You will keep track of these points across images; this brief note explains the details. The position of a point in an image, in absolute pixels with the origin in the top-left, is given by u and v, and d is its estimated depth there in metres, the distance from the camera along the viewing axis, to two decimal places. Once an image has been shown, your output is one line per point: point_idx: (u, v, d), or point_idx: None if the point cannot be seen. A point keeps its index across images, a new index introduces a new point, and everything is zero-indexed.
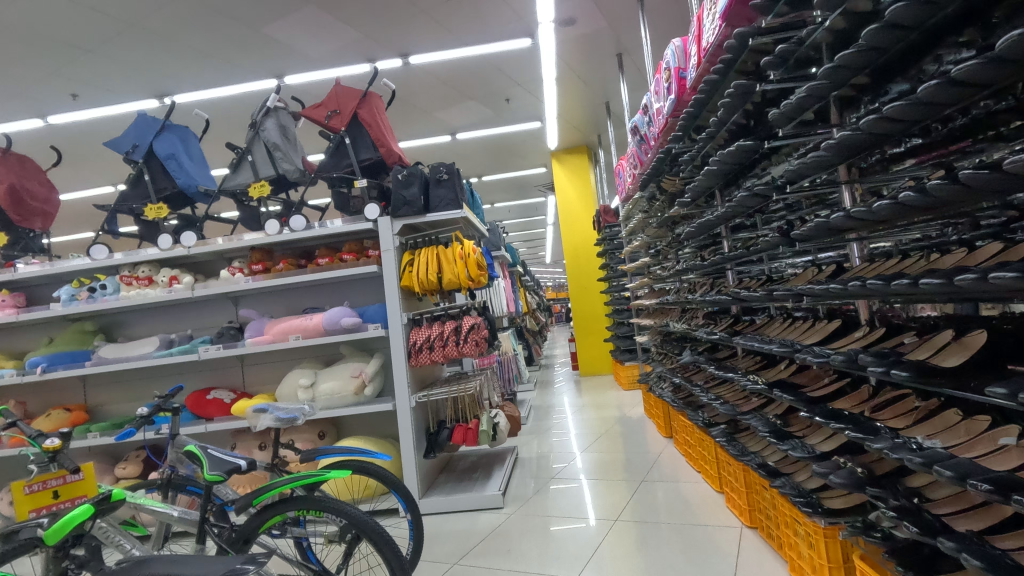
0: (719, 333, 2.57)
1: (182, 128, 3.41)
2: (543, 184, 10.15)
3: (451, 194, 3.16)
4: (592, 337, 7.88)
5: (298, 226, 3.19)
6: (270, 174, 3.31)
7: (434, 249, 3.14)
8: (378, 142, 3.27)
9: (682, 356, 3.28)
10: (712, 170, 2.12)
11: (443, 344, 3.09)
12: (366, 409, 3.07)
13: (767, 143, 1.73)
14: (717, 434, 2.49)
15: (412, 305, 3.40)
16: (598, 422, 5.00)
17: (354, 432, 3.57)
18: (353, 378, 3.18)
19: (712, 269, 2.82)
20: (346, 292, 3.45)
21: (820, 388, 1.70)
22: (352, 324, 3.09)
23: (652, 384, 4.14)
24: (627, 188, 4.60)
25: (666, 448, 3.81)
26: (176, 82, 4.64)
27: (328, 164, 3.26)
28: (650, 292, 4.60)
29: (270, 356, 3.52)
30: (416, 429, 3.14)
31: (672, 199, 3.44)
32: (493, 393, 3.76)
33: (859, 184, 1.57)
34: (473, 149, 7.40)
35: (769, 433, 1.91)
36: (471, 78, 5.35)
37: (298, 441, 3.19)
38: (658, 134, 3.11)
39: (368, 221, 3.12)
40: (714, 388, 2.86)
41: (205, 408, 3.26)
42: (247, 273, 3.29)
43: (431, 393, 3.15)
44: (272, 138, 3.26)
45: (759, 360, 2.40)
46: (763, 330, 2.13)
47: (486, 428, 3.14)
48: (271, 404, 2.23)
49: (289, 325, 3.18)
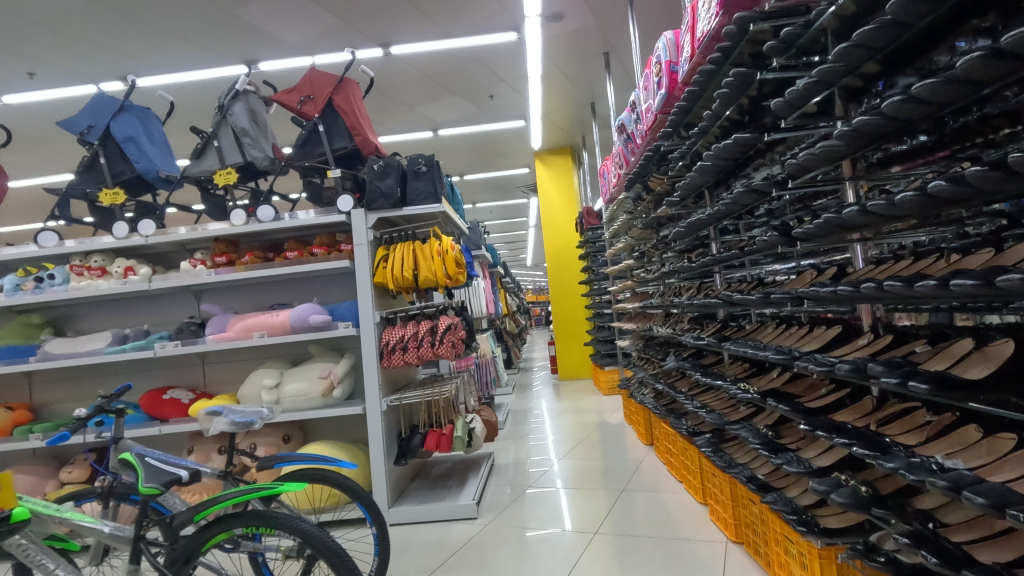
0: (705, 338, 2.47)
1: (142, 109, 3.20)
2: (525, 185, 10.03)
3: (430, 187, 3.01)
4: (572, 341, 7.77)
5: (265, 216, 3.01)
6: (238, 162, 3.11)
7: (411, 244, 2.98)
8: (354, 130, 3.10)
9: (667, 361, 3.17)
10: (704, 166, 2.02)
11: (417, 345, 2.93)
12: (334, 412, 2.90)
13: (767, 137, 1.63)
14: (703, 444, 2.39)
15: (386, 303, 3.23)
16: (577, 427, 4.89)
17: (321, 436, 3.38)
18: (321, 379, 3.00)
19: (699, 272, 2.72)
20: (315, 287, 3.26)
21: (818, 399, 1.59)
22: (321, 322, 2.91)
23: (633, 390, 4.03)
24: (612, 190, 4.50)
25: (646, 455, 3.70)
26: (142, 63, 4.40)
27: (300, 153, 3.09)
28: (633, 295, 4.50)
29: (234, 354, 3.32)
30: (387, 434, 2.98)
31: (659, 200, 3.34)
32: (469, 396, 3.61)
33: (865, 181, 1.47)
34: (455, 146, 7.24)
35: (761, 445, 1.80)
36: (455, 72, 5.20)
37: (260, 445, 3.00)
38: (646, 131, 3.00)
39: (341, 213, 2.95)
40: (699, 395, 2.75)
41: (160, 409, 3.04)
42: (210, 265, 3.09)
43: (404, 396, 2.99)
44: (241, 123, 3.06)
45: (748, 368, 2.30)
46: (755, 337, 2.02)
47: (460, 435, 3.01)
48: (227, 406, 2.04)
49: (254, 321, 2.99)
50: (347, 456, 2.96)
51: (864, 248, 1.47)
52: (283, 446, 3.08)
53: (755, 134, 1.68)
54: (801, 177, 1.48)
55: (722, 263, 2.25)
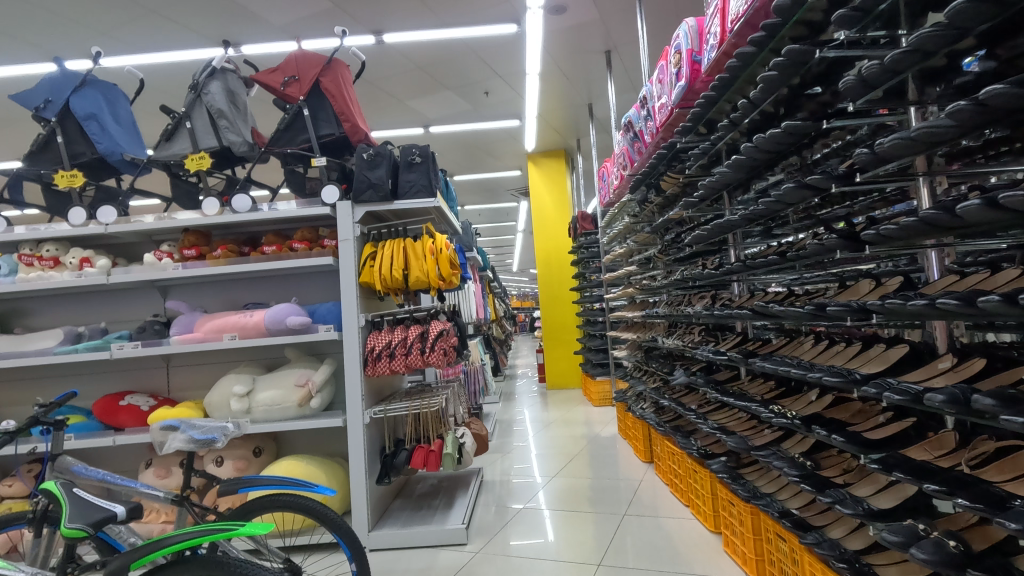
0: (724, 352, 2.25)
1: (107, 85, 2.89)
2: (515, 188, 9.82)
3: (424, 180, 2.76)
4: (561, 349, 7.53)
5: (242, 206, 2.74)
6: (213, 146, 2.84)
7: (402, 241, 2.73)
8: (341, 116, 2.82)
9: (674, 374, 2.96)
10: (737, 161, 1.81)
11: (405, 352, 2.68)
12: (311, 424, 2.63)
13: (824, 125, 1.42)
14: (720, 469, 2.17)
15: (372, 305, 2.97)
16: (568, 440, 4.65)
17: (295, 449, 3.09)
18: (298, 387, 2.73)
19: (715, 280, 2.51)
20: (295, 285, 2.98)
21: (876, 429, 1.38)
22: (300, 325, 2.65)
23: (631, 403, 3.81)
24: (613, 192, 4.29)
25: (647, 474, 3.48)
26: (113, 40, 4.09)
27: (282, 138, 2.83)
28: (632, 304, 4.29)
29: (201, 356, 3.03)
30: (369, 448, 2.71)
31: (668, 202, 3.14)
32: (459, 408, 3.36)
33: (941, 178, 1.26)
34: (446, 144, 6.99)
35: (800, 477, 1.58)
36: (450, 65, 4.97)
37: (227, 459, 2.71)
38: (660, 128, 2.80)
39: (325, 205, 2.69)
40: (711, 413, 2.54)
41: (116, 417, 2.75)
42: (178, 258, 2.79)
43: (388, 408, 2.73)
44: (217, 103, 2.78)
45: (774, 386, 2.08)
46: (789, 353, 1.81)
47: (450, 451, 2.75)
48: (186, 420, 1.75)
49: (224, 321, 2.71)
50: (324, 472, 2.68)
51: (942, 254, 1.25)
52: (253, 460, 2.80)
53: (807, 122, 1.48)
54: (869, 171, 1.28)
55: (748, 270, 2.05)
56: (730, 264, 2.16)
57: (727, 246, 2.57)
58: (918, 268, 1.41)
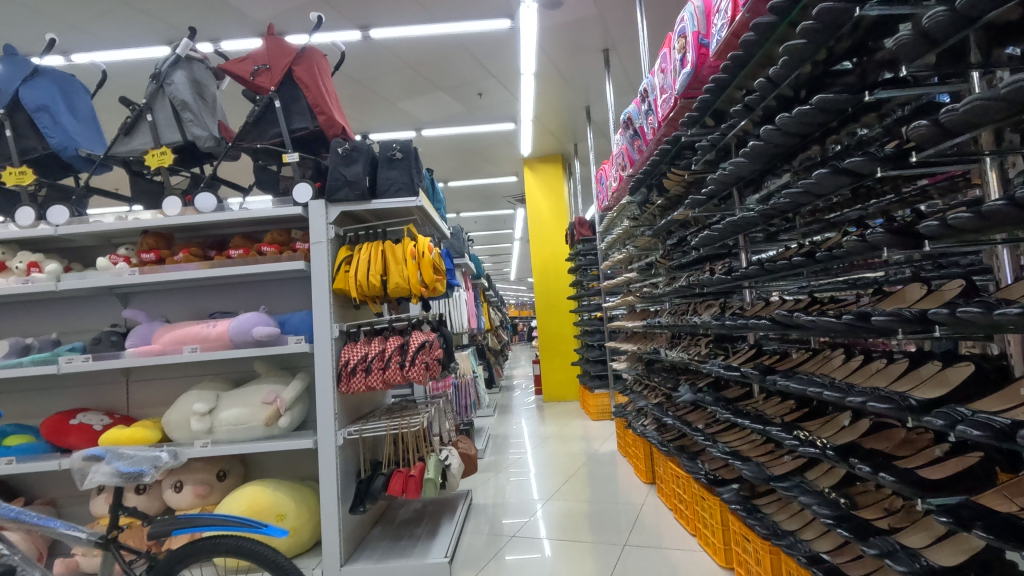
0: (737, 368, 2.01)
1: (63, 75, 2.68)
2: (512, 195, 9.61)
3: (406, 177, 2.52)
4: (558, 360, 7.27)
5: (205, 207, 2.51)
6: (177, 141, 2.60)
7: (380, 244, 2.50)
8: (315, 108, 2.58)
9: (678, 390, 2.71)
10: (755, 148, 1.58)
11: (383, 366, 2.42)
12: (278, 446, 2.38)
13: (867, 98, 1.20)
14: (733, 499, 1.93)
15: (348, 315, 2.72)
16: (565, 458, 4.38)
17: (265, 471, 2.83)
18: (265, 404, 2.48)
19: (724, 287, 2.28)
20: (264, 292, 2.73)
21: (933, 466, 1.14)
22: (267, 336, 2.41)
23: (631, 419, 3.56)
24: (612, 195, 4.07)
25: (648, 497, 3.22)
26: (84, 35, 3.87)
27: (251, 133, 2.60)
28: (632, 313, 4.04)
29: (164, 371, 2.78)
30: (342, 472, 2.46)
31: (671, 203, 2.91)
32: (445, 426, 3.11)
33: (1015, 159, 1.04)
34: (440, 148, 6.79)
35: (835, 519, 1.33)
36: (441, 63, 4.77)
37: (187, 484, 2.46)
38: (662, 122, 2.58)
39: (297, 205, 2.47)
40: (720, 434, 2.30)
41: (64, 437, 2.50)
42: (135, 263, 2.54)
43: (365, 428, 2.48)
44: (181, 94, 2.55)
45: (794, 407, 1.84)
46: (816, 371, 1.58)
47: (433, 476, 2.46)
48: (113, 448, 1.51)
49: (184, 332, 2.47)
50: (293, 500, 2.43)
51: (1017, 252, 1.02)
52: (216, 485, 2.55)
53: (844, 95, 1.25)
54: (927, 149, 1.05)
55: (763, 274, 1.82)
56: (742, 269, 1.93)
57: (737, 250, 2.34)
58: (979, 271, 1.18)
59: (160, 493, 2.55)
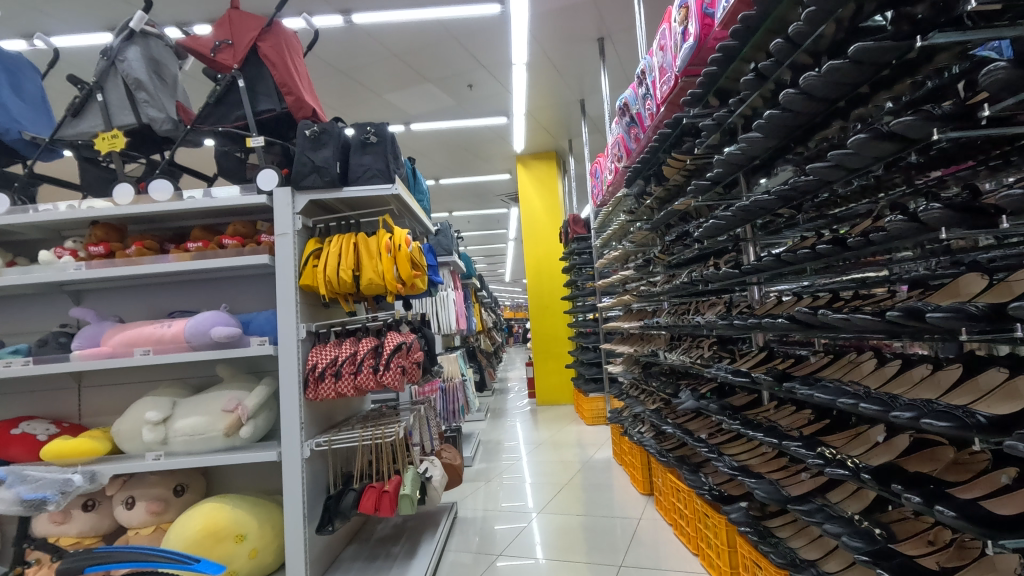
0: (746, 372, 1.80)
1: (7, 53, 2.45)
2: (505, 194, 9.41)
3: (381, 163, 2.30)
4: (552, 362, 7.05)
5: (161, 196, 2.28)
6: (130, 124, 2.37)
7: (352, 236, 2.29)
8: (282, 87, 2.35)
9: (678, 396, 2.50)
10: (771, 120, 1.38)
11: (354, 370, 2.20)
12: (238, 459, 2.16)
13: (918, 44, 0.98)
14: (742, 521, 1.72)
15: (318, 314, 2.50)
16: (558, 466, 4.15)
17: (229, 485, 2.60)
18: (226, 412, 2.25)
19: (729, 283, 2.08)
20: (228, 289, 2.50)
21: (1000, 499, 0.93)
22: (227, 337, 2.19)
23: (627, 426, 3.36)
24: (607, 189, 3.86)
25: (646, 509, 3.00)
26: (46, 18, 3.62)
27: (212, 115, 2.37)
28: (628, 313, 3.84)
29: (119, 375, 2.55)
30: (310, 487, 2.24)
31: (670, 195, 2.71)
32: (427, 435, 2.89)
33: None
34: (429, 143, 6.56)
35: (873, 557, 1.12)
36: (428, 51, 4.56)
37: (139, 500, 2.23)
38: (661, 104, 2.38)
39: (261, 193, 2.25)
40: (726, 445, 2.09)
41: (4, 449, 2.25)
42: (83, 257, 2.31)
43: (336, 438, 2.26)
44: (135, 72, 2.32)
45: (812, 418, 1.63)
46: (841, 378, 1.37)
47: (408, 492, 2.22)
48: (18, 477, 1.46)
49: (135, 333, 2.24)
50: (256, 519, 2.20)
51: None
52: (172, 501, 2.33)
53: (888, 46, 1.04)
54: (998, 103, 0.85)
55: (776, 268, 1.61)
56: (751, 263, 1.73)
57: (744, 243, 2.14)
58: None
59: (110, 509, 2.31)
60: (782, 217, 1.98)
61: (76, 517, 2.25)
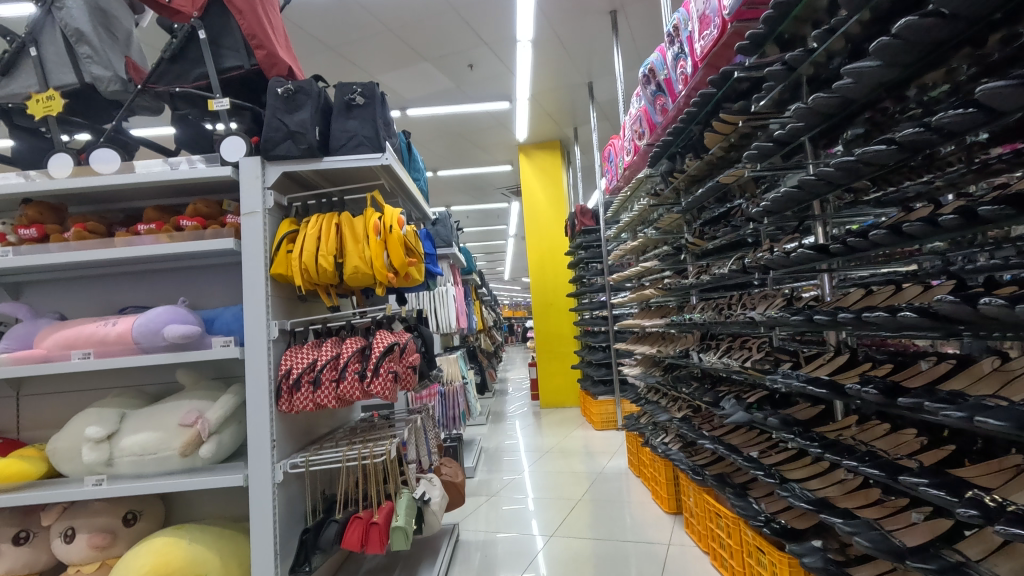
0: (825, 379, 1.42)
1: None
2: (505, 187, 9.03)
3: (369, 129, 1.94)
4: (557, 362, 6.68)
5: (104, 167, 1.89)
6: (71, 84, 2.00)
7: (334, 216, 1.92)
8: (250, 39, 1.95)
9: (718, 405, 2.13)
10: (894, 41, 1.02)
11: (336, 377, 1.83)
12: (196, 484, 1.78)
13: None
14: (825, 569, 1.36)
15: (295, 310, 2.13)
16: (567, 477, 3.78)
17: (192, 509, 2.22)
18: (183, 427, 1.87)
19: (792, 271, 1.71)
20: (189, 281, 2.13)
21: None
22: (183, 338, 1.81)
23: (649, 436, 3.00)
24: (623, 173, 3.49)
25: (673, 532, 2.64)
26: None
27: (170, 73, 2.00)
28: (646, 310, 3.47)
29: (63, 382, 2.18)
30: (283, 516, 1.86)
31: (705, 172, 2.34)
32: (425, 449, 2.52)
33: None
34: (426, 130, 6.17)
35: None
36: (426, 24, 4.18)
37: (80, 532, 1.86)
38: (702, 60, 2.01)
39: (226, 164, 1.88)
40: (786, 468, 1.72)
41: None
42: (10, 241, 1.92)
43: (315, 457, 1.89)
44: (75, 21, 1.94)
45: (924, 443, 1.25)
46: (993, 395, 1.00)
47: (402, 524, 1.86)
48: None
49: (73, 333, 1.86)
50: (219, 557, 1.81)
51: None
52: (121, 532, 1.94)
53: None
54: None
55: (874, 249, 1.25)
56: (837, 241, 1.35)
57: (806, 222, 1.78)
58: None
59: (48, 541, 1.94)
60: (858, 191, 1.62)
61: (6, 552, 1.88)
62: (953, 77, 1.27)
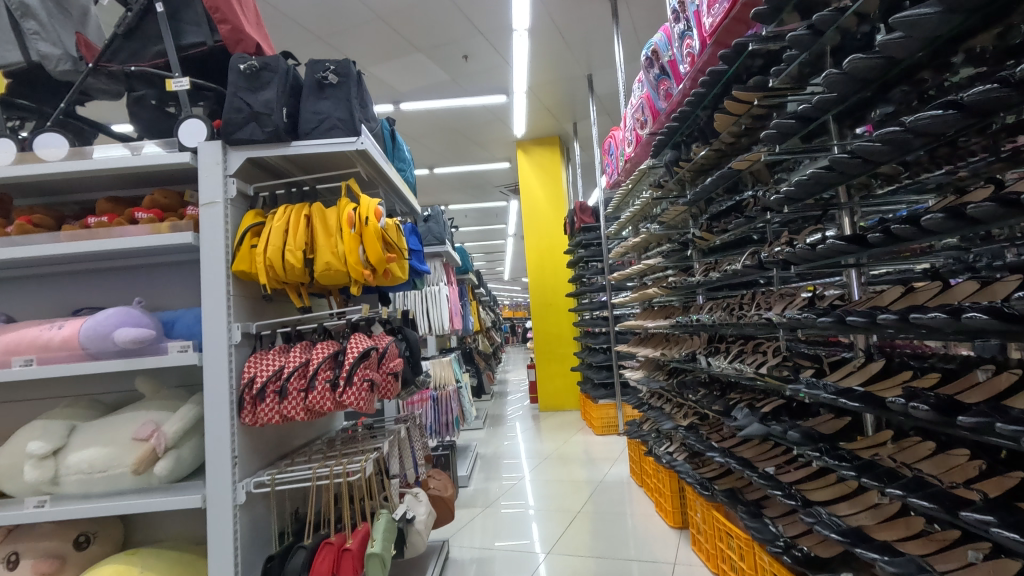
0: (857, 390, 1.23)
1: None
2: (503, 185, 8.84)
3: (343, 111, 1.75)
4: (556, 364, 6.50)
5: (50, 153, 1.70)
6: (16, 63, 1.83)
7: (304, 207, 1.73)
8: (212, 13, 1.76)
9: (729, 415, 1.94)
10: None
11: (304, 386, 1.65)
12: (149, 505, 1.59)
13: None
14: None
15: (263, 311, 1.95)
16: (566, 485, 3.60)
17: (155, 528, 2.02)
18: (137, 441, 1.67)
19: (813, 266, 1.53)
20: (150, 279, 1.95)
21: None
22: (134, 343, 1.61)
23: (652, 444, 2.81)
24: (623, 166, 3.31)
25: (679, 548, 2.46)
26: None
27: (126, 51, 1.82)
28: (649, 310, 3.29)
29: (14, 389, 1.99)
30: (247, 539, 1.68)
31: (712, 161, 2.15)
32: (411, 461, 2.33)
33: None
34: (421, 125, 5.99)
35: None
36: (417, 13, 4.00)
37: (24, 558, 1.67)
38: (710, 35, 1.82)
39: (184, 150, 1.69)
40: (808, 488, 1.53)
41: None
42: None
43: (283, 475, 1.70)
44: None
45: (981, 469, 1.06)
46: None
47: (376, 550, 1.64)
48: None
49: (14, 339, 1.65)
50: None
51: None
52: (72, 557, 1.75)
53: None
54: None
55: (921, 239, 1.06)
56: (873, 230, 1.17)
57: (827, 212, 1.59)
58: None
59: None
60: (889, 176, 1.43)
61: None
62: (1006, 40, 1.09)
